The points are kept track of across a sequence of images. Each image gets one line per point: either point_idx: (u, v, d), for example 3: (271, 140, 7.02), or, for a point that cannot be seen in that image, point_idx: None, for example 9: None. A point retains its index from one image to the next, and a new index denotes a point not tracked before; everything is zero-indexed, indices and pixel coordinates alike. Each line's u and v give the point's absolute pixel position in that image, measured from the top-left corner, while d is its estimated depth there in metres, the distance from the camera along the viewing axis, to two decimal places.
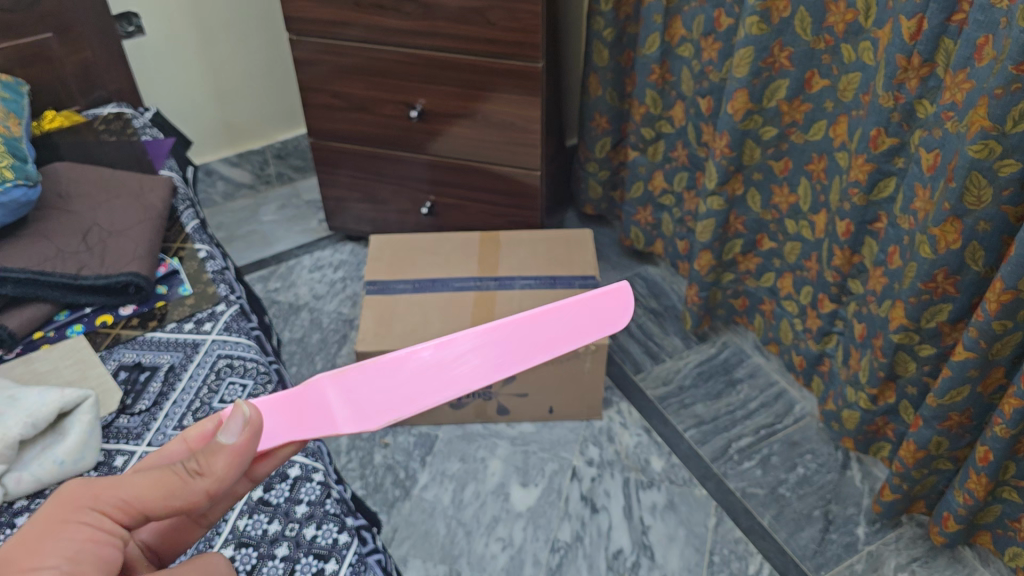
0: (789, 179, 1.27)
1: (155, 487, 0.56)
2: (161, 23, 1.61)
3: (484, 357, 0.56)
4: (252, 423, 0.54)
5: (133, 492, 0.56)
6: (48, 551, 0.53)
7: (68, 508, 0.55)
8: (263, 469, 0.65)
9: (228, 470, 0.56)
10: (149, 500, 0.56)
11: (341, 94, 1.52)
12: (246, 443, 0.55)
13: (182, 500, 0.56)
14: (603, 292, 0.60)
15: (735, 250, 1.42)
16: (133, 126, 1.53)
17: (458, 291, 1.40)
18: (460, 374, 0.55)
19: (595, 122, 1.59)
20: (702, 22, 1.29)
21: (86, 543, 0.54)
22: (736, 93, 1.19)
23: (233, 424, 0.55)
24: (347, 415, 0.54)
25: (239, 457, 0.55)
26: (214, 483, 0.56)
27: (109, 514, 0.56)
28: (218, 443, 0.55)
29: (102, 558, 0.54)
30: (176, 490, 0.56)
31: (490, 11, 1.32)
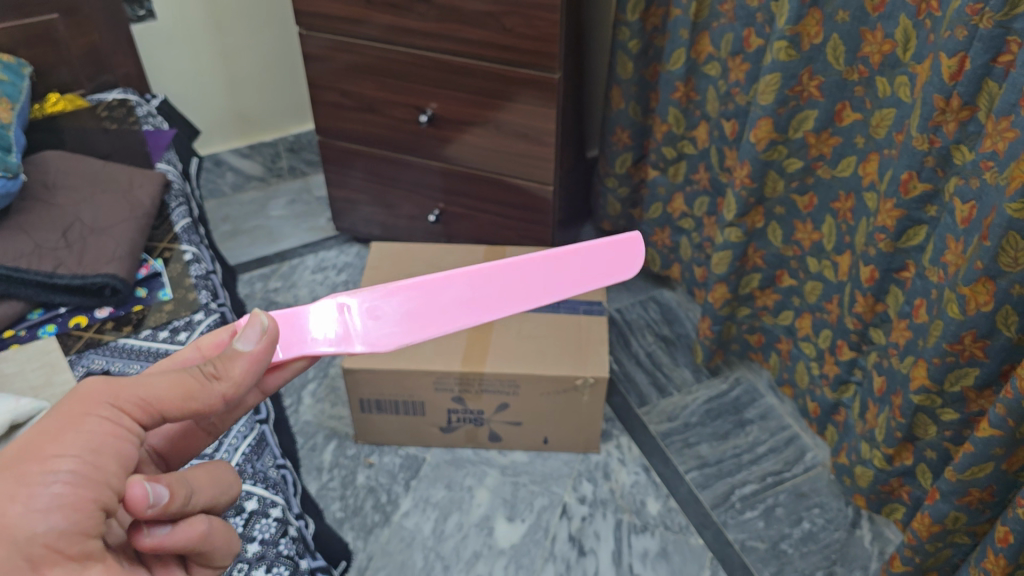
0: (814, 216, 1.18)
1: (174, 387, 0.52)
2: (173, 6, 1.55)
3: (491, 294, 0.59)
4: (271, 331, 0.56)
5: (152, 390, 0.51)
6: (67, 440, 0.46)
7: (82, 401, 0.49)
8: (272, 382, 0.63)
9: (247, 376, 0.55)
10: (168, 401, 0.51)
11: (350, 93, 1.45)
12: (263, 350, 0.55)
13: (201, 402, 0.52)
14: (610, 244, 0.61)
15: (753, 285, 1.32)
16: (136, 115, 1.48)
17: None
18: (468, 307, 0.58)
19: (616, 136, 1.51)
20: (730, 41, 1.21)
21: (108, 437, 0.48)
22: (760, 121, 1.10)
23: (249, 332, 0.55)
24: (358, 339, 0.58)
25: (256, 363, 0.55)
26: (234, 387, 0.54)
27: (127, 412, 0.50)
28: (234, 348, 0.55)
29: (124, 454, 0.48)
30: (197, 391, 0.52)
31: (507, 16, 1.24)
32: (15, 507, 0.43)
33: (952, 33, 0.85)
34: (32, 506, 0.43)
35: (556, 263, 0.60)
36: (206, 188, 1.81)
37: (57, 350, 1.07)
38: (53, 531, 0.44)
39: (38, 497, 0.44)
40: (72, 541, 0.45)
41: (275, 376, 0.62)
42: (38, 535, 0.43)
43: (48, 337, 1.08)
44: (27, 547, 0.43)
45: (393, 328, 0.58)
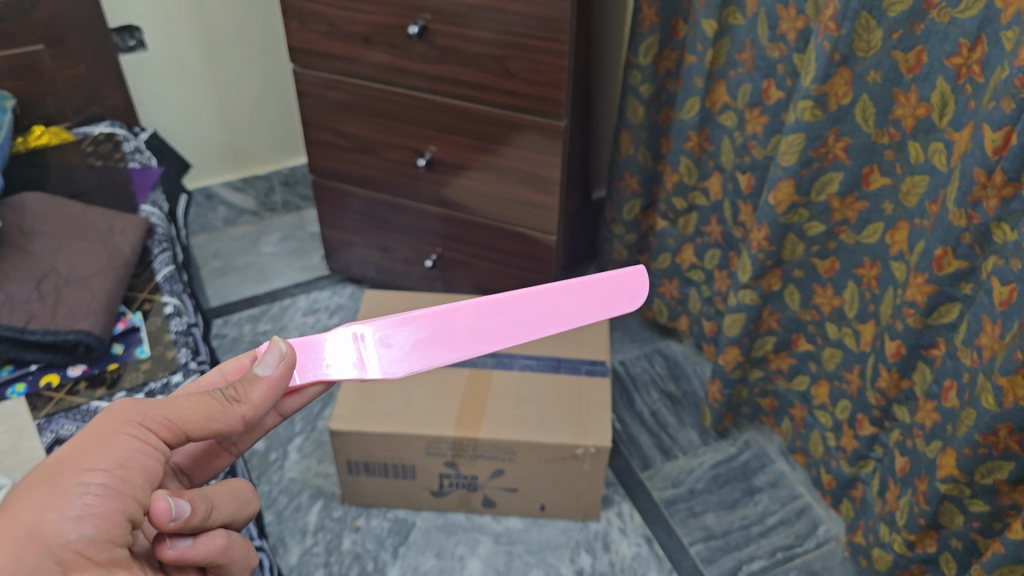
0: (835, 281, 1.10)
1: (197, 408, 0.60)
2: (164, 36, 1.48)
3: (505, 322, 0.65)
4: (288, 359, 0.61)
5: (178, 412, 0.59)
6: (100, 455, 0.55)
7: (116, 420, 0.57)
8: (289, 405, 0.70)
9: (264, 400, 0.61)
10: (191, 422, 0.60)
11: (346, 133, 1.38)
12: (281, 374, 0.61)
13: (221, 422, 0.60)
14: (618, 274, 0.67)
15: (766, 348, 1.24)
16: (123, 150, 1.40)
17: (451, 366, 1.26)
18: (483, 334, 0.64)
19: (624, 182, 1.44)
20: (748, 92, 1.14)
21: (135, 453, 0.56)
22: (780, 183, 1.02)
23: (268, 357, 0.61)
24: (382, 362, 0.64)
25: (274, 388, 0.61)
26: (253, 410, 0.61)
27: (154, 431, 0.58)
28: (254, 373, 0.61)
29: (148, 469, 0.56)
30: (218, 412, 0.60)
31: (510, 60, 1.18)
32: (53, 516, 0.51)
33: (997, 104, 0.77)
34: (67, 514, 0.51)
35: (565, 293, 0.66)
36: (196, 223, 1.73)
37: (27, 413, 0.99)
38: (83, 538, 0.51)
39: (72, 506, 0.52)
40: (100, 549, 0.52)
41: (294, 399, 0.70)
42: (69, 542, 0.51)
43: (18, 399, 1.00)
44: (60, 552, 0.50)
45: (405, 354, 0.64)
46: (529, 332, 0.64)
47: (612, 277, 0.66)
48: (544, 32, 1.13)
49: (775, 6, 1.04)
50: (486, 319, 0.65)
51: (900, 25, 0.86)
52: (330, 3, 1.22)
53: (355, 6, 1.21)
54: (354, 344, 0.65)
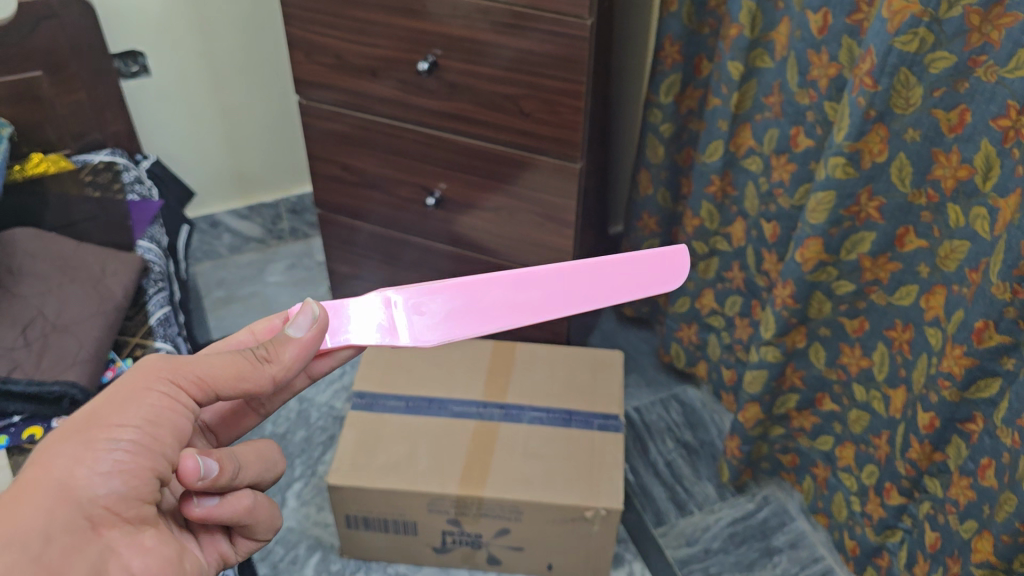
0: (864, 342, 1.04)
1: (228, 367, 0.61)
2: (170, 61, 1.44)
3: (544, 296, 0.65)
4: (319, 322, 0.63)
5: (209, 370, 0.60)
6: (130, 410, 0.55)
7: (145, 375, 0.58)
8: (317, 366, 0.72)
9: (295, 361, 0.62)
10: (220, 380, 0.60)
11: (352, 168, 1.32)
12: (313, 338, 0.63)
13: (252, 381, 0.61)
14: (660, 253, 0.67)
15: (789, 405, 1.18)
16: (122, 181, 1.36)
17: (456, 417, 1.20)
18: (520, 307, 0.64)
19: (643, 222, 1.38)
20: (774, 138, 1.08)
21: (165, 411, 0.57)
22: (807, 241, 0.96)
23: (301, 320, 0.62)
24: (413, 330, 0.64)
25: (306, 349, 0.62)
26: (282, 369, 0.62)
27: (182, 388, 0.59)
28: (286, 334, 0.62)
29: (179, 427, 0.57)
30: (250, 371, 0.61)
31: (524, 99, 1.12)
32: (83, 472, 0.52)
33: None
34: (97, 470, 0.52)
35: (605, 270, 0.66)
36: (200, 250, 1.68)
37: (8, 468, 0.94)
38: (112, 494, 0.52)
39: (102, 461, 0.53)
40: (129, 505, 0.53)
41: (322, 362, 0.71)
42: (99, 497, 0.52)
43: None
44: (90, 507, 0.51)
45: (439, 323, 0.64)
46: (567, 307, 0.64)
47: (652, 257, 0.66)
48: (560, 73, 1.07)
49: (806, 51, 0.98)
50: (523, 289, 0.65)
51: (942, 83, 0.80)
52: (337, 35, 1.17)
53: (363, 39, 1.16)
54: (387, 312, 0.65)
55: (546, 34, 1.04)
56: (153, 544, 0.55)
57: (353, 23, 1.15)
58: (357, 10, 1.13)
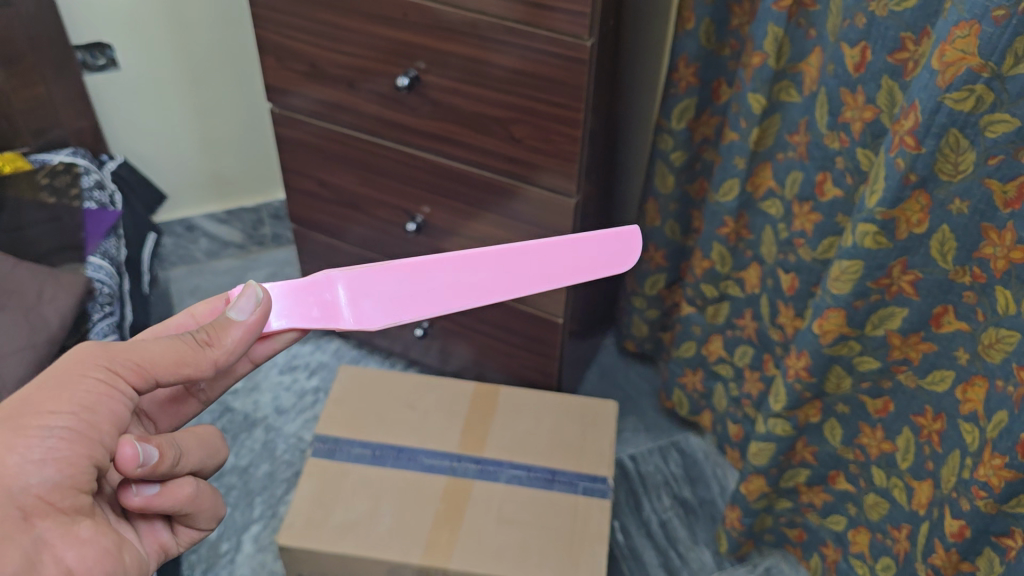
0: (887, 424, 0.90)
1: (168, 352, 0.60)
2: (140, 54, 1.32)
3: (488, 277, 0.66)
4: (263, 305, 0.61)
5: (148, 355, 0.59)
6: (63, 397, 0.56)
7: (80, 362, 0.58)
8: (260, 351, 0.72)
9: (237, 344, 0.62)
10: (160, 365, 0.59)
11: (328, 184, 1.20)
12: (255, 321, 0.61)
13: (193, 367, 0.60)
14: (612, 233, 0.67)
15: (798, 479, 1.04)
16: (81, 186, 1.24)
17: (426, 471, 1.09)
18: (465, 288, 0.65)
19: (648, 254, 1.24)
20: (798, 181, 0.94)
21: (101, 397, 0.57)
22: (828, 312, 0.82)
23: (242, 303, 0.61)
24: (357, 312, 0.64)
25: (248, 333, 0.61)
26: (224, 353, 0.61)
27: (120, 374, 0.58)
28: (228, 317, 0.61)
29: (115, 412, 0.57)
30: (190, 356, 0.60)
31: (515, 124, 0.99)
32: (13, 460, 0.53)
33: None
34: (29, 457, 0.53)
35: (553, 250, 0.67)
36: (175, 254, 1.57)
37: None
38: (46, 483, 0.53)
39: (34, 449, 0.53)
40: (63, 495, 0.54)
41: (265, 345, 0.71)
42: (31, 487, 0.53)
43: None
44: (21, 497, 0.53)
45: (380, 307, 0.64)
46: (513, 288, 0.65)
47: (603, 238, 0.67)
48: (554, 96, 0.94)
49: (839, 89, 0.84)
50: (465, 272, 0.66)
51: (1000, 149, 0.66)
52: (309, 40, 1.04)
53: (338, 48, 1.03)
54: (328, 291, 0.65)
55: (540, 54, 0.91)
56: (89, 534, 0.55)
57: (328, 29, 1.02)
58: (331, 15, 1.00)
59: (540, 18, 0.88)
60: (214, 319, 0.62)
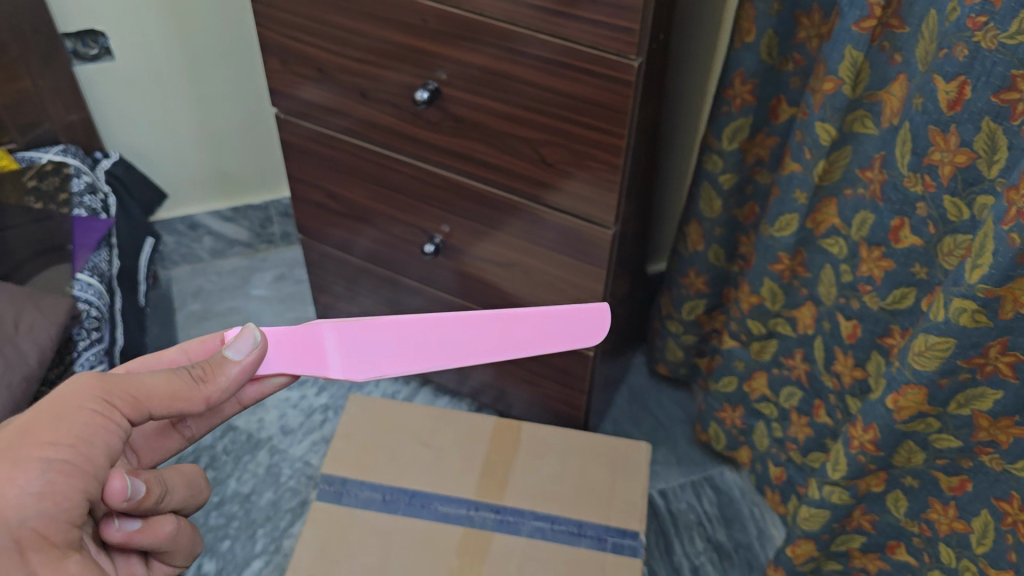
0: (963, 504, 0.79)
1: (163, 385, 0.58)
2: (137, 44, 1.21)
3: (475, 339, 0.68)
4: (261, 347, 0.61)
5: (143, 387, 0.57)
6: (60, 428, 0.53)
7: (77, 392, 0.55)
8: (250, 394, 0.69)
9: (232, 383, 0.60)
10: (154, 398, 0.57)
11: (338, 196, 1.11)
12: (252, 361, 0.60)
13: (186, 402, 0.58)
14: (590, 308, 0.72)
15: (852, 545, 0.94)
16: (71, 189, 1.14)
17: (442, 519, 0.99)
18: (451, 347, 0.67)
19: (687, 279, 1.13)
20: (868, 223, 0.83)
21: (97, 429, 0.54)
22: (906, 388, 0.71)
23: (241, 342, 0.61)
24: (345, 362, 0.66)
25: (244, 374, 0.60)
26: (218, 391, 0.60)
27: (116, 406, 0.56)
28: (225, 355, 0.60)
29: (110, 445, 0.55)
30: (183, 392, 0.58)
31: (548, 147, 0.87)
32: (13, 493, 0.50)
33: None
34: (27, 490, 0.51)
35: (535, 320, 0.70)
36: (178, 252, 1.48)
37: None
38: (43, 516, 0.51)
39: (33, 481, 0.51)
40: (58, 530, 0.51)
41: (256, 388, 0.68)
42: (29, 520, 0.50)
43: None
44: (18, 530, 0.50)
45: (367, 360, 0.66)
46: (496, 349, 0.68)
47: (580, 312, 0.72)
48: (592, 120, 0.82)
49: (927, 127, 0.71)
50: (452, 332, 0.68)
51: None
52: (317, 43, 0.93)
53: (349, 53, 0.92)
54: (318, 339, 0.67)
55: (578, 72, 0.79)
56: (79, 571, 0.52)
57: (338, 32, 0.91)
58: (341, 18, 0.89)
59: (557, 27, 0.77)
60: (210, 358, 0.61)
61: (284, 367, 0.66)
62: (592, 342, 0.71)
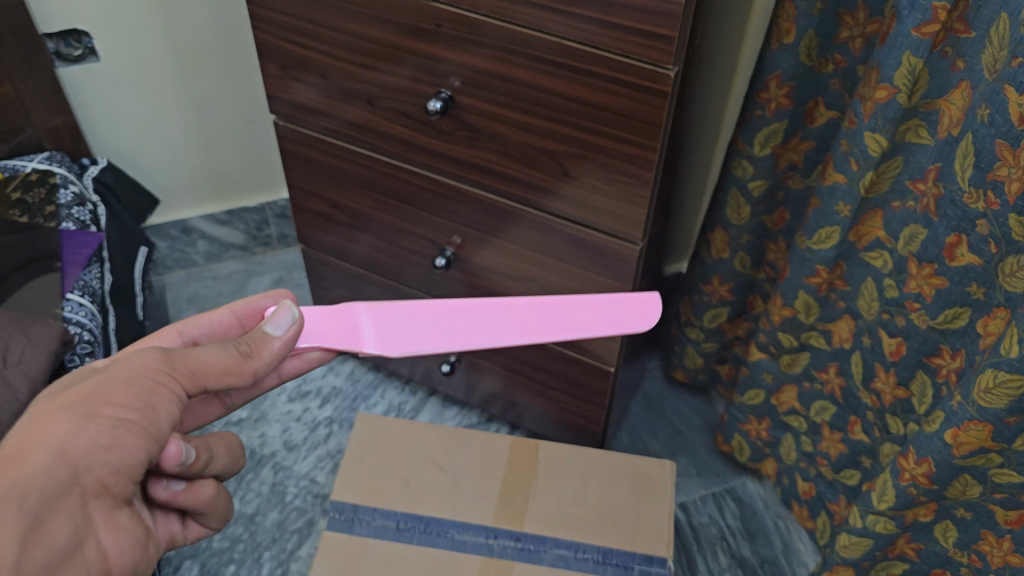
0: (1021, 538, 0.75)
1: (213, 360, 0.55)
2: (123, 43, 1.14)
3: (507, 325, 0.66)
4: (300, 322, 0.59)
5: (195, 361, 0.54)
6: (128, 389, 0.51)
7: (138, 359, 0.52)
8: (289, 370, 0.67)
9: (277, 356, 0.58)
10: (209, 373, 0.54)
11: (343, 205, 1.05)
12: (294, 335, 0.58)
13: (236, 377, 0.55)
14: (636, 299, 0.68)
15: (893, 571, 0.90)
16: (59, 200, 1.08)
17: (460, 548, 0.94)
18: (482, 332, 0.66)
19: (710, 286, 1.08)
20: (918, 238, 0.77)
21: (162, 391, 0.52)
22: (969, 424, 0.67)
23: (281, 317, 0.58)
24: (380, 337, 0.65)
25: (286, 347, 0.58)
26: (265, 364, 0.57)
27: (175, 377, 0.53)
28: (266, 330, 0.57)
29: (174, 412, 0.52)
30: (235, 366, 0.55)
31: (572, 160, 0.81)
32: (83, 442, 0.48)
33: None
34: (96, 441, 0.48)
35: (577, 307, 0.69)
36: (171, 257, 1.41)
37: None
38: (110, 469, 0.49)
39: (102, 434, 0.49)
40: (120, 482, 0.50)
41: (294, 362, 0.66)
42: (97, 470, 0.48)
43: None
44: (85, 477, 0.48)
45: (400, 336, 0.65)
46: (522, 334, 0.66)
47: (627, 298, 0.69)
48: (620, 132, 0.76)
49: (993, 140, 0.65)
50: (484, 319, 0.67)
51: None
52: (320, 48, 0.87)
53: (355, 58, 0.86)
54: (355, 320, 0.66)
55: (607, 82, 0.73)
56: (127, 524, 0.51)
57: (343, 37, 0.84)
58: (346, 21, 0.83)
59: (590, 35, 0.70)
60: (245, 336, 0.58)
61: (323, 342, 0.65)
62: (640, 326, 0.67)
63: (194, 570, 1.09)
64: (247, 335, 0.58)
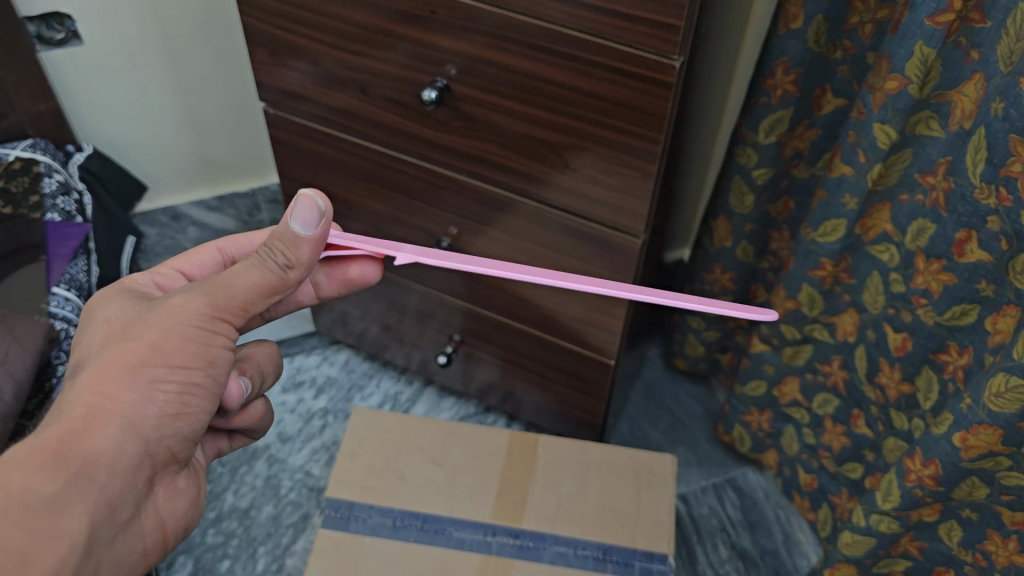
0: None
1: (256, 287, 0.55)
2: (111, 26, 1.11)
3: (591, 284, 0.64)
4: (328, 215, 0.55)
5: (237, 297, 0.55)
6: (181, 344, 0.54)
7: (181, 311, 0.54)
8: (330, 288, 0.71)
9: (313, 253, 0.57)
10: (256, 300, 0.56)
11: (337, 195, 1.02)
12: (324, 229, 0.56)
13: (284, 291, 0.57)
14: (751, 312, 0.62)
15: (896, 568, 0.88)
16: (43, 189, 1.05)
17: (459, 545, 0.92)
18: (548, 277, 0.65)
19: (713, 275, 1.06)
20: (925, 232, 0.75)
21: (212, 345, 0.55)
22: (978, 427, 0.66)
23: (302, 215, 0.54)
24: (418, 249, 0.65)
25: (319, 242, 0.56)
26: (305, 268, 0.57)
27: (219, 320, 0.55)
28: (295, 235, 0.55)
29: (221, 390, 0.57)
30: (278, 285, 0.56)
31: (572, 151, 0.79)
32: (154, 413, 0.53)
33: None
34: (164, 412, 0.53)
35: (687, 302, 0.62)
36: None
37: None
38: (177, 437, 0.55)
39: (169, 403, 0.53)
40: (183, 448, 0.56)
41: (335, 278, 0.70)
42: (166, 438, 0.54)
43: None
44: (155, 445, 0.54)
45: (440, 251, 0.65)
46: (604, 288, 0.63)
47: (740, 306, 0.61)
48: (622, 123, 0.74)
49: (1007, 135, 0.63)
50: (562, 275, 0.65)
51: None
52: (311, 34, 0.84)
53: (347, 45, 0.83)
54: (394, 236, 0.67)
55: (609, 73, 0.70)
56: (183, 485, 0.59)
57: (335, 23, 0.82)
58: (338, 8, 0.80)
59: (592, 24, 0.68)
60: (275, 233, 0.56)
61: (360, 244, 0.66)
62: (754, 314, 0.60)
63: (187, 567, 1.07)
64: (277, 234, 0.56)
